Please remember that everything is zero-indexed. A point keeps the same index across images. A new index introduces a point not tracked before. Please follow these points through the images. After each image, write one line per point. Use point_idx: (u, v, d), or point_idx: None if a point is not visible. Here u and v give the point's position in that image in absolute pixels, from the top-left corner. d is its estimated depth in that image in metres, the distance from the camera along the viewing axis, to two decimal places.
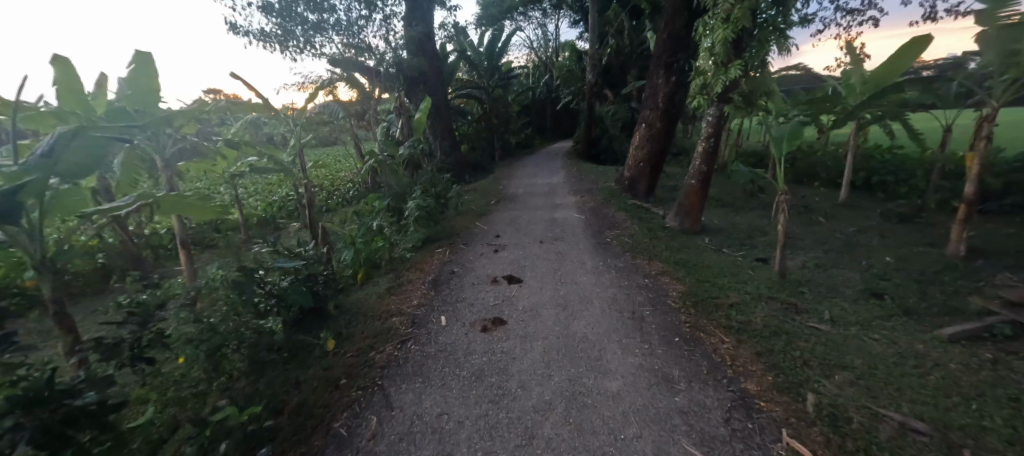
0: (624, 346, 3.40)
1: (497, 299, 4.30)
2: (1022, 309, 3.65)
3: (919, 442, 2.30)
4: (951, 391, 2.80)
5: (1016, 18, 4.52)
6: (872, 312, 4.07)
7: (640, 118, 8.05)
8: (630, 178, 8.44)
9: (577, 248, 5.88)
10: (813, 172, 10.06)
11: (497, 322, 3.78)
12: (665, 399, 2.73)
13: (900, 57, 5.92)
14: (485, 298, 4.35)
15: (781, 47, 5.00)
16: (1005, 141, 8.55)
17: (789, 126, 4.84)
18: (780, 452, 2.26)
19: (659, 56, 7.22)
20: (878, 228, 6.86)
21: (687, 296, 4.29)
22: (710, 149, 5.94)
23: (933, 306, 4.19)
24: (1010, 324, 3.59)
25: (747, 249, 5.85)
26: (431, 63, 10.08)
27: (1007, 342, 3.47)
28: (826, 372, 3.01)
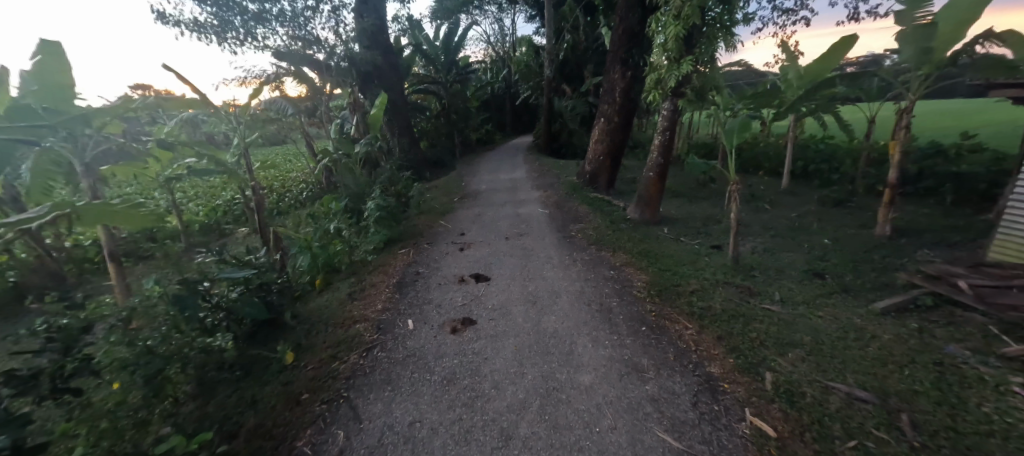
0: (594, 339, 3.44)
1: (465, 299, 4.23)
2: (940, 281, 4.06)
3: (865, 410, 2.49)
4: (888, 360, 3.06)
5: (929, 19, 5.01)
6: (816, 291, 4.38)
7: (599, 113, 8.16)
8: (591, 173, 8.56)
9: (542, 243, 5.90)
10: (758, 163, 10.70)
11: (466, 323, 3.72)
12: (637, 387, 2.79)
13: (830, 54, 6.40)
14: (453, 298, 4.25)
15: (728, 43, 5.23)
16: (922, 132, 9.43)
17: (738, 119, 5.07)
18: (745, 431, 2.37)
19: (615, 51, 7.36)
20: (816, 212, 7.40)
21: (650, 286, 4.41)
22: (667, 142, 6.14)
23: (867, 282, 4.57)
24: (930, 295, 3.98)
25: (702, 237, 6.11)
26: (385, 57, 9.74)
27: (930, 311, 3.85)
28: (781, 351, 3.19)
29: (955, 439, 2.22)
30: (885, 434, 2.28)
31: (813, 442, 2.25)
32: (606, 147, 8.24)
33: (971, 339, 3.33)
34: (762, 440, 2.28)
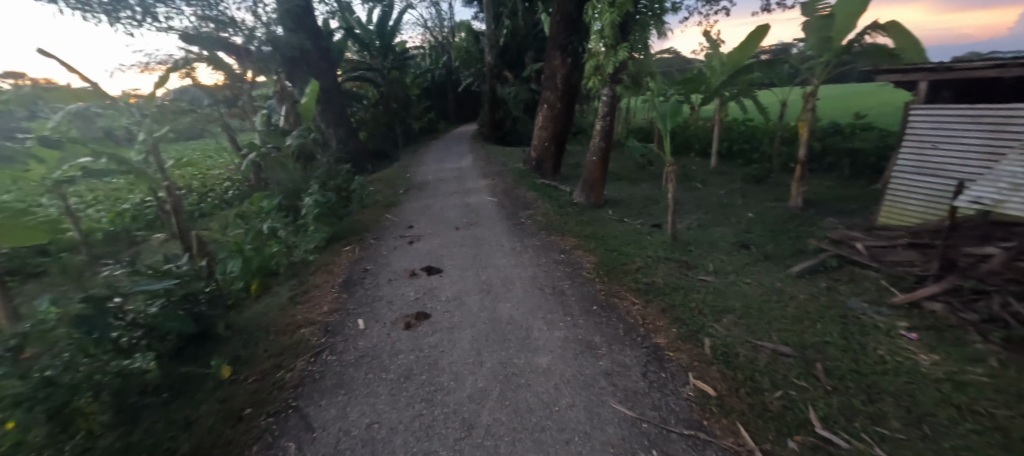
0: (549, 322, 3.52)
1: (418, 293, 4.13)
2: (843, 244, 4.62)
3: (788, 363, 2.80)
4: (805, 317, 3.44)
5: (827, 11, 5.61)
6: (745, 261, 4.79)
7: (541, 99, 8.21)
8: (537, 159, 8.64)
9: (493, 231, 5.90)
10: (690, 145, 11.42)
11: (420, 317, 3.64)
12: (592, 364, 2.91)
13: (748, 43, 6.92)
14: (405, 294, 4.14)
15: (659, 31, 5.47)
16: (825, 114, 10.54)
17: (671, 103, 5.34)
18: (690, 394, 2.57)
19: (555, 38, 7.41)
20: (741, 189, 8.07)
21: (599, 266, 4.59)
22: (608, 127, 6.36)
23: (786, 250, 5.08)
24: (835, 257, 4.52)
25: (644, 217, 6.45)
26: (313, 42, 9.09)
27: (835, 271, 4.38)
28: (717, 317, 3.48)
29: (859, 379, 2.58)
30: (804, 381, 2.57)
31: (748, 397, 2.48)
32: (550, 133, 8.34)
33: (869, 293, 3.84)
34: (704, 400, 2.49)
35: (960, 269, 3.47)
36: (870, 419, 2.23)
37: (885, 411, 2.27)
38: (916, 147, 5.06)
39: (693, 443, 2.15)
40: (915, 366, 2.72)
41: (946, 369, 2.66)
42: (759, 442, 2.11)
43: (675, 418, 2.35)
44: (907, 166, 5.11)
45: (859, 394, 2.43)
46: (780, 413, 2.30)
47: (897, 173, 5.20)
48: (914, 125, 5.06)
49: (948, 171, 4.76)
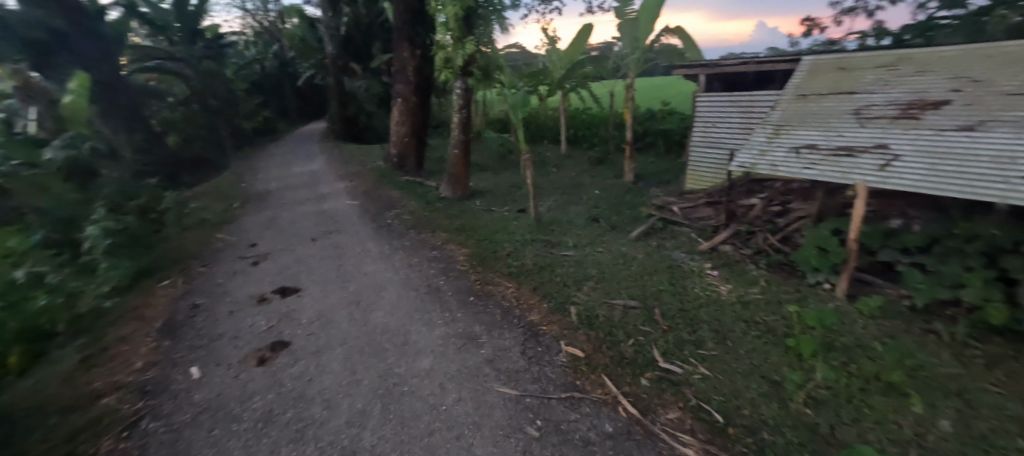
0: (424, 321, 3.30)
1: (272, 320, 3.36)
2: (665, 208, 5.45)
3: (634, 313, 3.32)
4: (645, 272, 3.98)
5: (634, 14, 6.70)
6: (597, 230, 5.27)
7: (394, 93, 7.69)
8: (398, 157, 8.04)
9: (354, 236, 5.30)
10: (542, 133, 12.25)
11: (278, 345, 2.98)
12: (472, 353, 2.88)
13: (579, 40, 7.65)
14: (255, 323, 3.33)
15: (502, 26, 5.59)
16: (642, 101, 12.47)
17: (520, 95, 5.59)
18: (564, 361, 2.81)
19: (400, 28, 7.03)
20: (588, 170, 9.00)
21: (471, 257, 4.49)
22: (466, 119, 6.32)
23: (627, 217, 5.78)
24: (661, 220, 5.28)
25: (510, 204, 6.63)
26: (65, 14, 6.74)
27: (662, 231, 4.99)
28: (579, 285, 3.80)
29: (686, 317, 3.23)
30: (647, 327, 3.12)
31: (610, 352, 2.86)
32: (408, 129, 7.81)
33: (686, 244, 4.58)
34: (576, 363, 2.78)
35: (740, 216, 4.54)
36: (695, 346, 2.91)
37: (703, 339, 2.97)
38: (703, 126, 6.35)
39: (571, 404, 2.42)
40: (721, 298, 3.47)
41: (739, 296, 3.47)
42: (621, 388, 2.54)
43: (554, 387, 2.57)
44: (699, 141, 6.39)
45: (686, 328, 3.10)
46: (633, 358, 2.77)
47: (694, 148, 6.46)
48: (700, 108, 6.35)
49: (724, 144, 6.12)
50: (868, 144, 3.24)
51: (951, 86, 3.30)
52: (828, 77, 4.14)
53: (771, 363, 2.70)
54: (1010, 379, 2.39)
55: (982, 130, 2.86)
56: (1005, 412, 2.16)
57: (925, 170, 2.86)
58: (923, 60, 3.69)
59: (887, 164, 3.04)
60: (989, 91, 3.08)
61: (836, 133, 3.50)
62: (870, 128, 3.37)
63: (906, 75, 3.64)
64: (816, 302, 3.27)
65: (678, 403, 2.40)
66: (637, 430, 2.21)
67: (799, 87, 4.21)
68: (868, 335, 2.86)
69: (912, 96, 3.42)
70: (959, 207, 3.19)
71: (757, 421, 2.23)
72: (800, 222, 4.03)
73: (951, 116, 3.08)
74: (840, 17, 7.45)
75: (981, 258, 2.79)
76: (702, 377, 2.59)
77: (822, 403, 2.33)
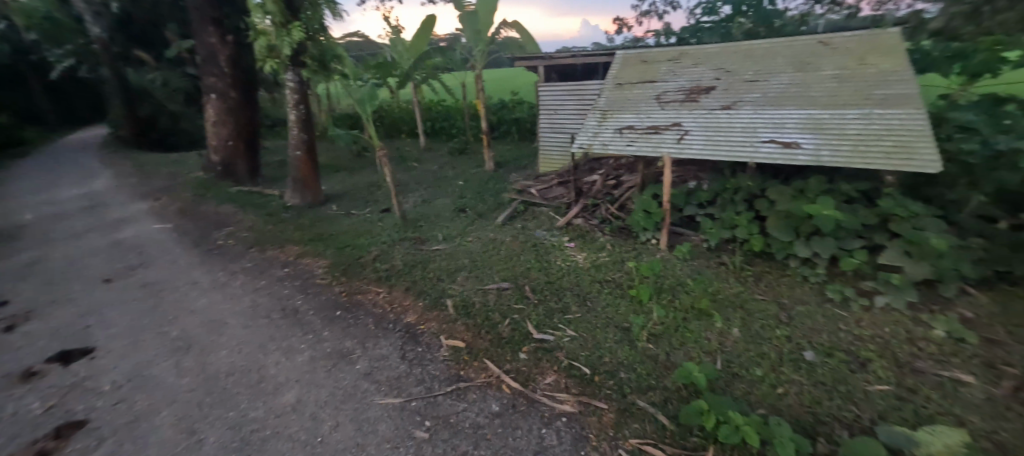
0: (283, 350, 2.90)
1: (53, 398, 2.44)
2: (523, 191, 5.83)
3: (506, 293, 3.50)
4: (513, 254, 4.21)
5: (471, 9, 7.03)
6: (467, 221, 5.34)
7: (204, 87, 6.40)
8: (223, 164, 6.71)
9: (171, 267, 4.24)
10: (398, 127, 11.73)
11: (63, 430, 2.17)
12: (346, 371, 2.67)
13: (421, 31, 7.60)
14: (22, 406, 2.38)
15: (333, 11, 5.01)
16: (492, 92, 12.95)
17: (367, 88, 5.37)
18: (446, 354, 2.82)
19: (200, 9, 5.90)
20: (449, 162, 8.99)
21: (333, 269, 4.08)
22: (304, 115, 5.57)
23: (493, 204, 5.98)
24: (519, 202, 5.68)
25: (371, 205, 6.16)
26: None
27: (524, 213, 5.31)
28: (453, 277, 3.81)
29: (552, 288, 3.54)
30: (520, 304, 3.34)
31: (487, 336, 2.96)
32: (231, 129, 6.57)
33: (545, 223, 4.96)
34: (458, 354, 2.81)
35: (586, 192, 5.11)
36: (562, 312, 3.22)
37: (568, 305, 3.31)
38: (547, 114, 6.90)
39: (457, 395, 2.45)
40: (579, 266, 3.89)
41: (593, 261, 3.94)
42: (502, 367, 2.66)
43: (438, 383, 2.56)
44: (546, 128, 6.96)
45: (553, 298, 3.40)
46: (511, 336, 2.93)
47: (543, 134, 7.01)
48: (543, 97, 6.86)
49: (566, 129, 6.79)
50: (668, 122, 3.99)
51: (714, 75, 4.28)
52: (634, 66, 4.90)
53: (621, 312, 3.17)
54: (767, 288, 3.31)
55: (735, 109, 3.81)
56: (766, 312, 3.01)
57: (706, 141, 3.66)
58: (695, 54, 4.68)
59: (682, 138, 3.79)
60: (736, 79, 4.11)
61: (646, 114, 4.19)
62: (667, 109, 4.14)
63: (684, 65, 4.59)
64: (647, 256, 3.92)
65: (553, 367, 2.64)
66: (521, 402, 2.37)
67: (615, 75, 4.88)
68: (684, 274, 3.55)
69: (691, 83, 4.31)
70: (729, 167, 4.16)
71: (616, 363, 2.63)
72: (630, 191, 4.75)
73: (716, 98, 4.00)
74: (640, 17, 8.88)
75: (743, 205, 3.73)
76: (571, 339, 2.90)
77: (660, 336, 2.87)
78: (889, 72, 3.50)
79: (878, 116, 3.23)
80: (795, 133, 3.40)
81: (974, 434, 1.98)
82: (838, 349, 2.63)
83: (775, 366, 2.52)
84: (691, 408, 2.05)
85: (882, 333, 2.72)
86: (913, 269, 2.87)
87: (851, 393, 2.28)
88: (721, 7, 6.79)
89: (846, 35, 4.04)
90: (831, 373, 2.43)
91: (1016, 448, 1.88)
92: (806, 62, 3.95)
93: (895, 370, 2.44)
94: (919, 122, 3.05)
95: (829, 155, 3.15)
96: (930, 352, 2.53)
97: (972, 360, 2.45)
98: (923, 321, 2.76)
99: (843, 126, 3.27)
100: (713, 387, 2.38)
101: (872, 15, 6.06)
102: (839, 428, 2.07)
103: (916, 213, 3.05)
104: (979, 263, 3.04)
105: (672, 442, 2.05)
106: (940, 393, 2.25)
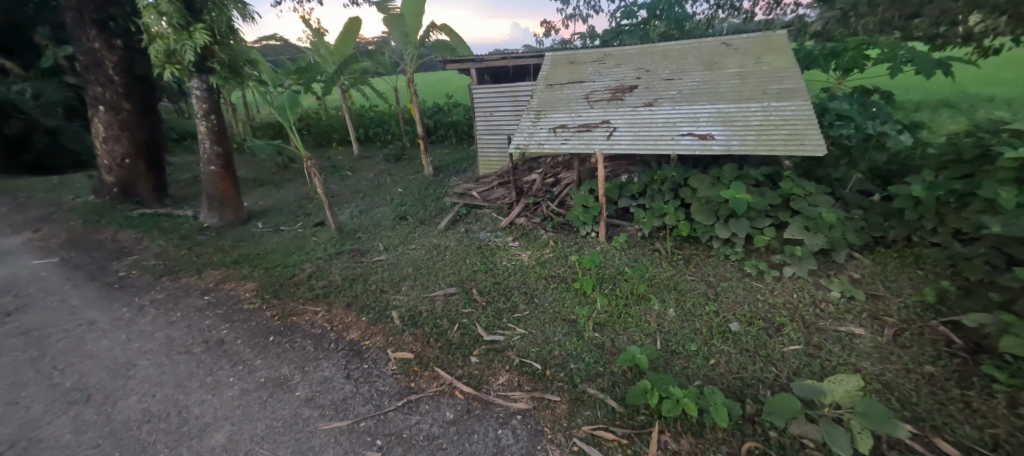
0: (208, 386, 2.63)
1: None
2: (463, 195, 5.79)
3: (453, 299, 3.46)
4: (458, 258, 4.17)
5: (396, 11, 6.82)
6: (409, 228, 5.19)
7: (88, 98, 5.60)
8: (120, 185, 5.91)
9: (58, 307, 3.64)
10: (328, 135, 11.13)
11: None
12: (285, 400, 2.49)
13: (345, 35, 7.31)
14: None
15: (242, 13, 4.61)
16: (427, 96, 12.75)
17: (286, 94, 4.97)
18: (395, 367, 2.73)
19: (77, 9, 5.16)
20: (385, 169, 8.69)
21: (262, 291, 3.77)
22: (217, 126, 5.08)
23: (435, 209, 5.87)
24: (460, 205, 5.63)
25: (303, 219, 5.77)
26: None
27: (467, 217, 5.29)
28: (397, 288, 3.69)
29: (499, 289, 3.55)
30: (469, 308, 3.31)
31: (436, 344, 2.91)
32: (128, 145, 5.82)
33: (488, 225, 4.97)
34: (407, 366, 2.72)
35: (527, 191, 5.19)
36: (511, 312, 3.24)
37: (516, 303, 3.34)
38: (483, 116, 6.90)
39: (408, 409, 2.37)
40: (524, 264, 3.95)
41: (537, 259, 4.02)
42: (453, 373, 2.62)
43: (387, 399, 2.46)
44: (483, 130, 6.98)
45: (501, 299, 3.41)
46: (461, 341, 2.90)
47: (480, 137, 7.02)
48: (477, 100, 6.83)
49: (503, 130, 6.85)
50: (597, 120, 4.17)
51: (635, 75, 4.55)
52: (563, 67, 5.06)
53: (567, 305, 3.26)
54: (695, 269, 3.58)
55: (656, 106, 4.08)
56: (696, 291, 3.27)
57: (632, 136, 3.89)
58: (617, 55, 4.94)
59: (611, 135, 3.99)
60: (655, 78, 4.40)
61: (576, 113, 4.35)
62: (596, 108, 4.33)
63: (608, 65, 4.83)
64: (588, 249, 4.08)
65: (505, 366, 2.65)
66: (475, 406, 2.36)
67: (545, 76, 5.00)
68: (622, 263, 3.73)
69: (615, 82, 4.54)
70: (655, 160, 4.45)
71: (565, 355, 2.70)
72: (568, 188, 4.89)
73: (639, 96, 4.26)
74: (565, 21, 9.22)
75: (669, 194, 4.00)
76: (521, 337, 2.93)
77: (604, 324, 2.99)
78: (780, 69, 3.95)
79: (774, 108, 3.63)
80: (708, 126, 3.71)
81: (867, 377, 2.34)
82: (757, 318, 2.91)
83: (707, 340, 2.74)
84: (636, 389, 2.16)
85: (792, 299, 3.06)
86: (812, 241, 3.28)
87: (770, 356, 2.55)
88: (638, 11, 7.24)
89: (744, 36, 4.48)
90: (753, 340, 2.69)
91: (898, 386, 2.26)
92: (713, 61, 4.33)
93: (805, 330, 2.76)
94: (807, 112, 3.48)
95: (738, 145, 3.49)
96: (830, 311, 2.90)
97: (862, 314, 2.84)
98: (823, 284, 3.15)
99: (747, 118, 3.64)
100: (655, 366, 2.54)
101: (765, 19, 6.83)
102: (763, 388, 2.32)
103: (810, 191, 3.48)
104: (862, 230, 3.53)
105: (621, 423, 2.15)
106: (839, 346, 2.60)
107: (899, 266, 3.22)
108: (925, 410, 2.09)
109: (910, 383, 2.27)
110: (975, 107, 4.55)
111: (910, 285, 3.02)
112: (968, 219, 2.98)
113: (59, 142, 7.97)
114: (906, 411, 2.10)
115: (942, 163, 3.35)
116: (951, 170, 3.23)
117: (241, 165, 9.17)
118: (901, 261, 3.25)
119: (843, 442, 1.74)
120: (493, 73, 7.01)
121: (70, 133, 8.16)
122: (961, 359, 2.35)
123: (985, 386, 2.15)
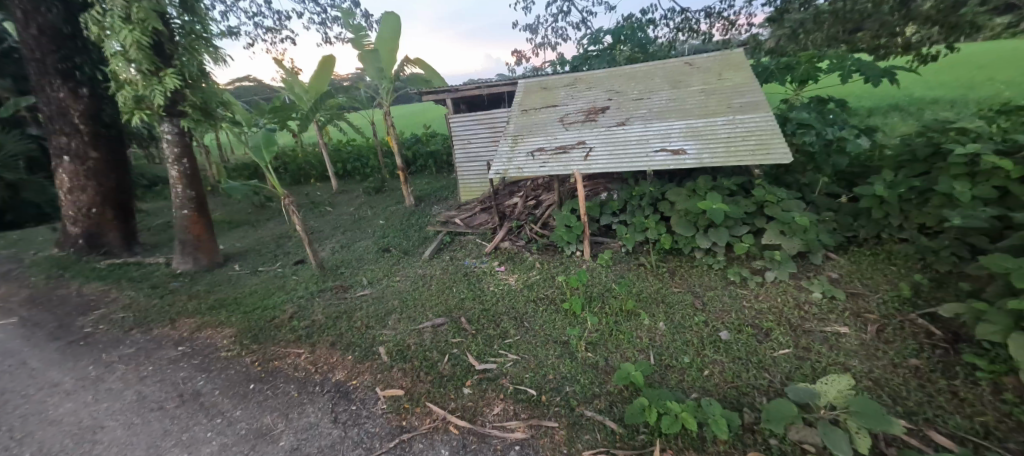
0: (183, 444, 2.46)
1: None
2: (446, 222, 5.69)
3: (442, 328, 3.39)
4: (445, 287, 4.11)
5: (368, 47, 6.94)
6: (390, 259, 5.08)
7: (53, 149, 5.41)
8: (85, 235, 5.67)
9: (16, 371, 3.38)
10: (306, 172, 11.02)
11: None
12: (268, 452, 2.34)
13: (319, 73, 7.34)
14: None
15: (213, 56, 4.57)
16: (406, 129, 12.78)
17: (261, 134, 4.90)
18: (386, 405, 2.62)
19: (40, 59, 5.06)
20: (364, 202, 8.59)
21: (240, 337, 3.60)
22: (188, 170, 4.95)
23: (417, 237, 5.74)
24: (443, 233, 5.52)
25: (282, 258, 5.62)
26: None
27: (450, 244, 5.24)
28: (384, 323, 3.59)
29: (488, 315, 3.51)
30: (458, 337, 3.24)
31: (427, 378, 2.81)
32: (95, 194, 5.61)
33: (472, 251, 4.93)
34: (397, 403, 2.62)
35: (509, 215, 5.20)
36: (502, 338, 3.19)
37: (506, 330, 3.28)
38: (461, 144, 6.97)
39: (401, 449, 2.28)
40: (511, 288, 3.92)
41: (524, 282, 3.99)
42: (446, 407, 2.53)
43: (377, 441, 2.35)
44: (462, 159, 7.04)
45: (491, 326, 3.35)
46: (452, 373, 2.82)
47: (459, 165, 7.06)
48: (455, 129, 6.90)
49: (481, 157, 6.94)
50: (574, 142, 4.26)
51: (606, 96, 4.70)
52: (536, 93, 5.18)
53: (557, 327, 3.23)
54: (680, 280, 3.61)
55: (629, 125, 4.20)
56: (683, 302, 3.29)
57: (608, 156, 3.97)
58: (587, 79, 5.11)
59: (588, 156, 4.06)
60: (625, 98, 4.56)
61: (552, 137, 4.43)
62: (572, 131, 4.43)
63: (580, 89, 4.97)
64: (574, 268, 4.08)
65: (500, 395, 2.58)
66: (471, 440, 2.28)
67: (519, 102, 5.11)
68: (609, 280, 3.74)
69: (587, 105, 4.68)
70: (632, 176, 4.53)
71: (560, 379, 2.65)
72: (549, 209, 4.91)
73: (612, 117, 4.39)
74: (535, 49, 9.57)
75: (649, 209, 4.06)
76: (513, 363, 2.87)
77: (596, 344, 2.96)
78: (741, 85, 4.16)
79: (740, 121, 3.79)
80: (680, 141, 3.84)
81: (857, 376, 2.37)
82: (745, 324, 2.94)
83: (699, 351, 2.74)
84: (634, 407, 2.13)
85: (775, 304, 3.12)
86: (789, 245, 3.39)
87: (762, 361, 2.57)
88: (603, 37, 7.54)
89: (704, 56, 4.72)
90: (744, 347, 2.71)
91: (887, 382, 2.29)
92: (678, 80, 4.53)
93: (792, 333, 2.80)
94: (770, 123, 3.66)
95: (710, 158, 3.60)
96: (814, 313, 2.95)
97: (845, 312, 2.91)
98: (804, 287, 3.22)
99: (716, 132, 3.79)
100: (650, 382, 2.52)
101: (722, 39, 7.27)
102: (759, 396, 2.32)
103: (782, 197, 3.60)
104: (834, 231, 3.65)
105: (622, 445, 2.10)
106: (826, 346, 2.64)
107: (872, 263, 3.32)
108: (916, 404, 2.12)
109: (898, 377, 2.31)
110: (922, 110, 4.89)
111: (885, 281, 3.11)
112: (930, 214, 3.14)
113: (20, 195, 7.59)
114: (899, 406, 2.13)
115: (899, 162, 3.53)
116: (908, 169, 3.41)
117: (215, 207, 8.94)
118: (874, 258, 3.36)
119: (841, 443, 1.75)
120: (468, 102, 7.11)
121: (32, 185, 7.78)
122: (943, 349, 2.42)
123: (968, 375, 2.22)
